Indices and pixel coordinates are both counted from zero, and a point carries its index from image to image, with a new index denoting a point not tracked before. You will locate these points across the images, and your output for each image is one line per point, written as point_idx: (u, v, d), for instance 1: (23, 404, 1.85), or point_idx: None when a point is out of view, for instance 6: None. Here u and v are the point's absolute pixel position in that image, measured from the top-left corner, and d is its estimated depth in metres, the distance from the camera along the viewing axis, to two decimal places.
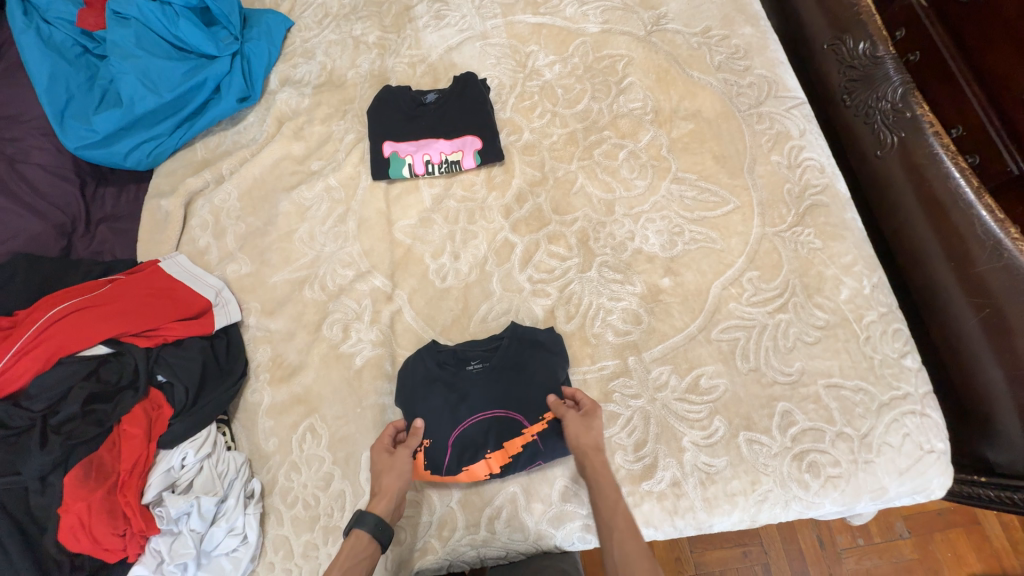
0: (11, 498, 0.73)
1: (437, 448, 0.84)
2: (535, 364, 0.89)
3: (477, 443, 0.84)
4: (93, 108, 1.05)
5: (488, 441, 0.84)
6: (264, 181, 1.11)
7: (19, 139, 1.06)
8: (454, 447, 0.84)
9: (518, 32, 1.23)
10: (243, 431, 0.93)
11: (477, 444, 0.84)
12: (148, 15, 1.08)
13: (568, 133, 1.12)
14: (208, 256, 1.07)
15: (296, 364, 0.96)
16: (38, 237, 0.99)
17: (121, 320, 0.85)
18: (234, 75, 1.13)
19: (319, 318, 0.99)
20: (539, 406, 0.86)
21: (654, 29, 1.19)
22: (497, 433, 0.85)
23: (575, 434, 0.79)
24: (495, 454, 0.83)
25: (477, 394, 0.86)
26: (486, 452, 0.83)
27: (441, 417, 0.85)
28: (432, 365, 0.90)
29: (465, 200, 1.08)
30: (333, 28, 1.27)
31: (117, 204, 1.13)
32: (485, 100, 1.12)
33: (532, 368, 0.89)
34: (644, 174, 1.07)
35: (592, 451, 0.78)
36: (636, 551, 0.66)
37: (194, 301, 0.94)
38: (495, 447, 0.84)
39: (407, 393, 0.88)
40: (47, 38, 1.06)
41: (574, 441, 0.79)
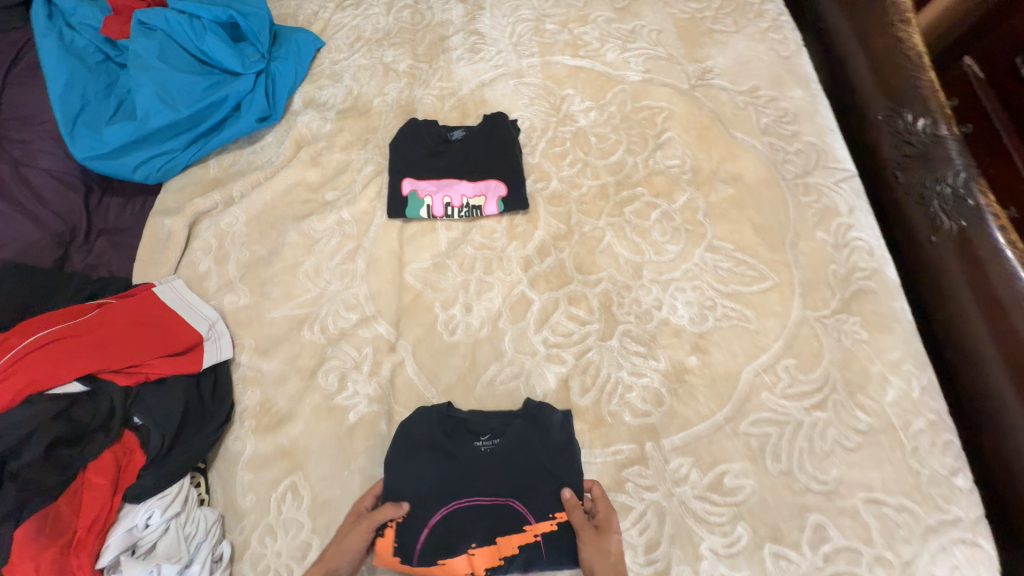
0: None
1: (418, 529, 0.76)
2: (549, 455, 0.81)
3: (463, 532, 0.76)
4: (106, 117, 1.00)
5: (476, 532, 0.76)
6: (274, 207, 1.06)
7: (27, 142, 1.02)
8: (437, 532, 0.76)
9: (554, 73, 1.17)
10: (220, 482, 0.85)
11: (463, 535, 0.76)
12: (174, 28, 1.04)
13: (598, 186, 1.05)
14: (207, 282, 1.00)
15: (284, 413, 0.89)
16: (33, 247, 0.95)
17: (103, 354, 0.79)
18: (257, 93, 1.09)
19: (315, 363, 0.92)
20: (549, 500, 0.78)
21: (698, 83, 1.14)
22: (488, 526, 0.76)
23: (596, 560, 0.72)
24: (481, 551, 0.75)
25: (481, 476, 0.79)
26: (471, 545, 0.75)
27: (434, 492, 0.78)
28: (438, 432, 0.83)
29: (483, 248, 1.01)
30: (364, 53, 1.23)
31: (121, 215, 1.08)
32: (514, 142, 1.06)
33: (546, 460, 0.81)
34: (677, 238, 0.99)
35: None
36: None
37: (184, 334, 0.88)
38: (484, 541, 0.75)
39: (405, 460, 0.80)
40: (68, 43, 1.01)
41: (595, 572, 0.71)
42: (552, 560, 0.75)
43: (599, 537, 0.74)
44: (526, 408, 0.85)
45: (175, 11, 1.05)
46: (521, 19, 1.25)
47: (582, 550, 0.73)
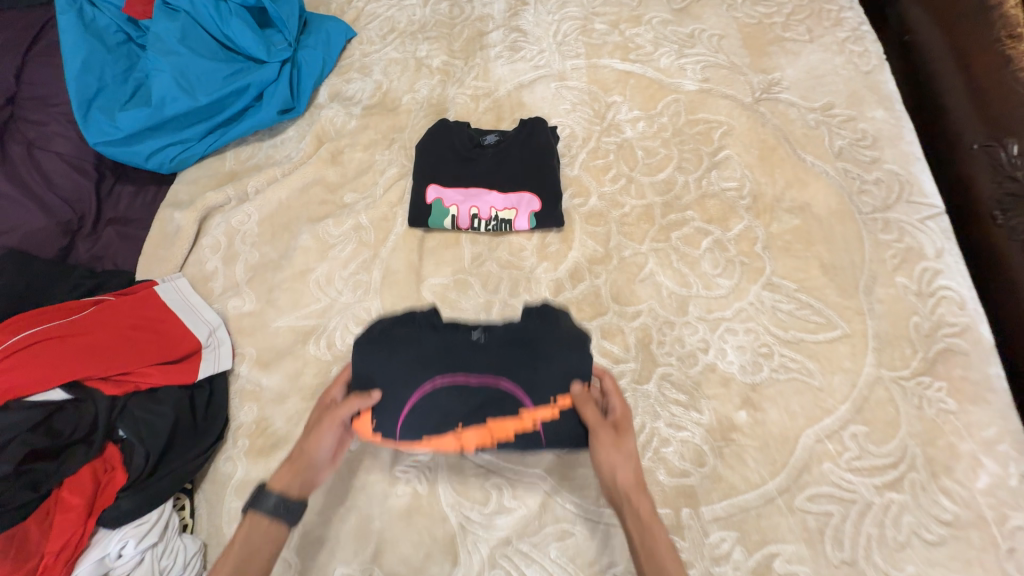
0: None
1: (393, 409, 0.65)
2: (551, 341, 0.68)
3: (448, 413, 0.65)
4: (121, 102, 0.95)
5: (464, 413, 0.66)
6: (289, 206, 0.98)
7: (42, 122, 0.98)
8: (417, 412, 0.65)
9: (601, 77, 1.07)
10: (205, 506, 0.78)
11: (449, 415, 0.65)
12: (199, 10, 0.98)
13: (643, 207, 0.94)
14: (212, 283, 0.93)
15: (280, 436, 0.81)
16: (37, 234, 0.90)
17: (91, 360, 0.73)
18: (280, 83, 1.02)
19: (318, 382, 0.84)
20: (549, 385, 0.66)
21: (763, 97, 1.01)
22: (480, 409, 0.66)
23: (618, 462, 0.62)
24: (470, 431, 0.66)
25: (467, 355, 0.67)
26: (459, 425, 0.66)
27: (411, 371, 0.65)
28: (423, 322, 0.72)
29: (510, 267, 0.91)
30: (396, 45, 1.14)
31: (132, 204, 1.02)
32: (552, 152, 0.96)
33: (545, 341, 0.68)
34: (730, 271, 0.88)
35: (634, 486, 0.61)
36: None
37: (181, 341, 0.81)
38: (474, 422, 0.66)
39: (378, 347, 0.67)
40: (89, 21, 0.96)
41: (610, 477, 0.62)
42: (556, 442, 0.68)
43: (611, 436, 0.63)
44: (528, 312, 0.76)
45: None
46: (567, 17, 1.15)
47: (598, 452, 0.63)
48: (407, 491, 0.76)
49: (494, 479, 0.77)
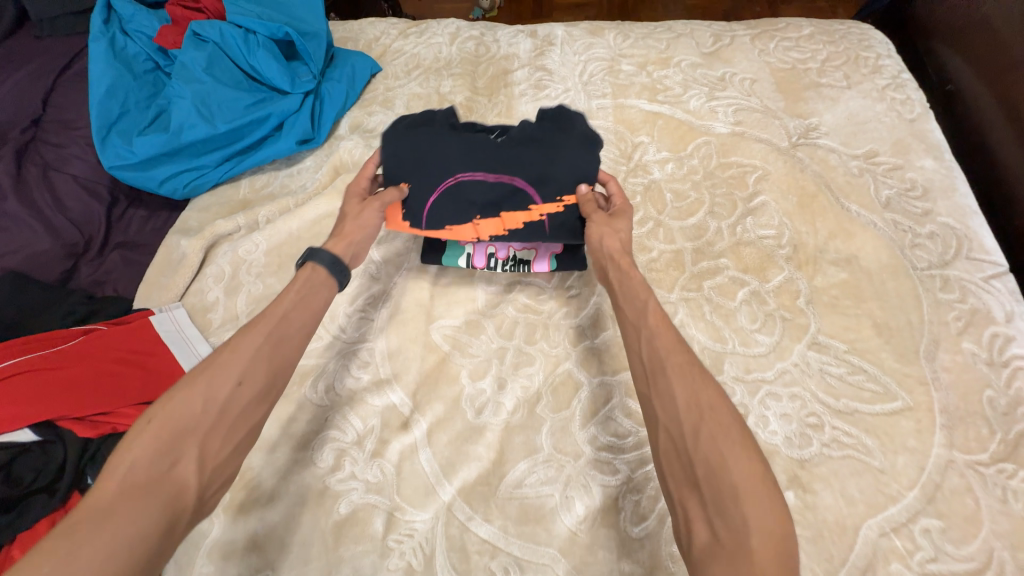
0: None
1: (423, 198, 0.78)
2: (563, 141, 0.76)
3: (468, 205, 0.79)
4: (141, 126, 0.94)
5: (482, 205, 0.79)
6: (299, 237, 0.94)
7: (63, 145, 0.97)
8: (443, 201, 0.78)
9: (628, 117, 1.03)
10: (174, 570, 0.69)
11: (469, 205, 0.79)
12: (227, 41, 0.98)
13: (672, 252, 0.88)
14: (211, 314, 0.87)
15: (265, 491, 0.72)
16: (40, 257, 0.88)
17: (68, 398, 0.67)
18: (302, 114, 1.01)
19: (312, 430, 0.77)
20: (557, 182, 0.77)
21: (801, 142, 0.97)
22: (496, 203, 0.78)
23: (608, 234, 0.72)
24: (486, 222, 0.80)
25: (486, 152, 0.76)
26: (477, 217, 0.79)
27: (440, 164, 0.76)
28: (447, 125, 0.79)
29: (526, 311, 0.85)
30: (420, 81, 1.14)
31: (142, 229, 0.99)
32: (588, 145, 0.76)
33: (556, 143, 0.76)
34: (770, 327, 0.79)
35: (620, 252, 0.70)
36: (660, 318, 0.60)
37: (169, 379, 0.75)
38: (490, 215, 0.79)
39: (409, 137, 0.76)
40: (119, 50, 0.97)
41: (601, 247, 0.72)
42: (559, 235, 0.80)
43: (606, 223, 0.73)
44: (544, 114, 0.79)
45: (231, 24, 0.99)
46: (594, 57, 1.13)
47: (592, 229, 0.73)
48: (400, 565, 0.67)
49: (501, 558, 0.67)
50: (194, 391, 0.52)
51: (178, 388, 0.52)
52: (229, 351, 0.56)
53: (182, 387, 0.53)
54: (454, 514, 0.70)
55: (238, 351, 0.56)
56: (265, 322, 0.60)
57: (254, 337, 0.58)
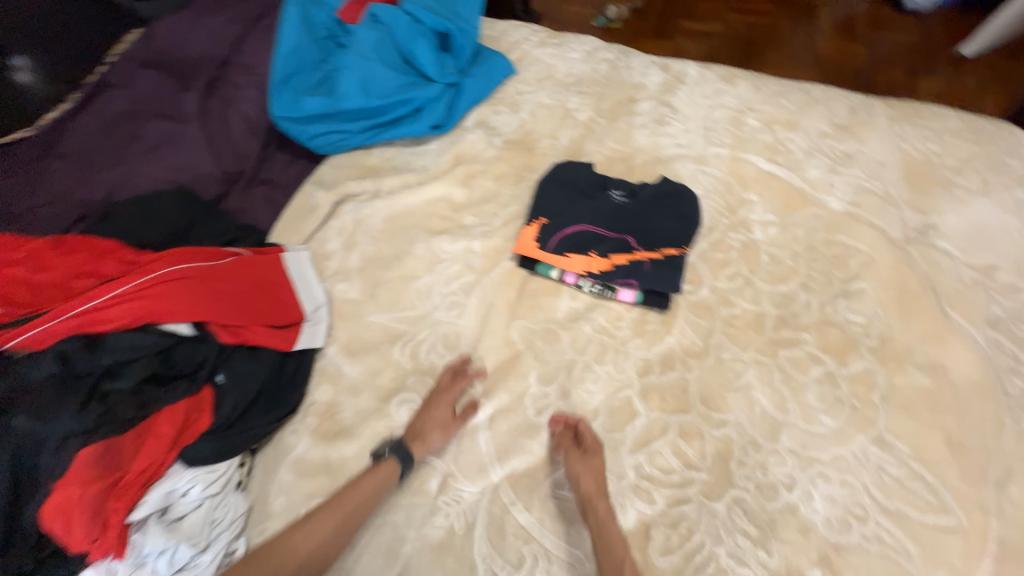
0: (25, 445, 0.65)
1: (551, 233, 0.96)
2: (668, 214, 0.97)
3: (585, 244, 0.94)
4: (309, 86, 1.07)
5: (596, 246, 0.94)
6: (414, 213, 1.05)
7: (240, 86, 1.13)
8: (567, 238, 0.95)
9: (741, 172, 1.06)
10: (261, 470, 0.81)
11: (586, 245, 0.94)
12: (396, 25, 1.09)
13: (755, 313, 0.90)
14: (328, 262, 1.00)
15: (346, 426, 0.83)
16: (204, 178, 1.04)
17: (217, 306, 0.80)
18: (440, 103, 1.11)
19: (393, 387, 0.86)
20: (661, 241, 0.94)
21: (915, 237, 0.96)
22: (608, 246, 0.94)
23: (583, 474, 0.74)
24: (597, 258, 0.93)
25: (608, 213, 0.97)
26: (591, 253, 0.93)
27: (572, 214, 0.97)
28: (581, 186, 1.00)
29: (602, 332, 0.90)
30: (549, 92, 1.21)
31: (282, 171, 1.13)
32: (687, 217, 0.97)
33: (663, 216, 0.97)
34: (836, 411, 0.81)
35: (595, 495, 0.73)
36: None
37: (290, 311, 0.88)
38: (601, 254, 0.93)
39: (553, 193, 1.00)
40: (307, 14, 1.10)
41: (579, 483, 0.74)
42: (656, 277, 0.90)
43: (578, 461, 0.75)
44: (656, 190, 1.00)
45: (403, 11, 1.10)
46: (721, 105, 1.16)
47: (572, 468, 0.75)
48: (444, 525, 0.76)
49: (532, 545, 0.74)
50: (265, 567, 0.65)
51: (255, 561, 0.66)
52: (304, 534, 0.69)
53: (257, 558, 0.66)
54: (499, 495, 0.78)
55: (305, 542, 0.68)
56: (333, 517, 0.71)
57: (321, 530, 0.69)
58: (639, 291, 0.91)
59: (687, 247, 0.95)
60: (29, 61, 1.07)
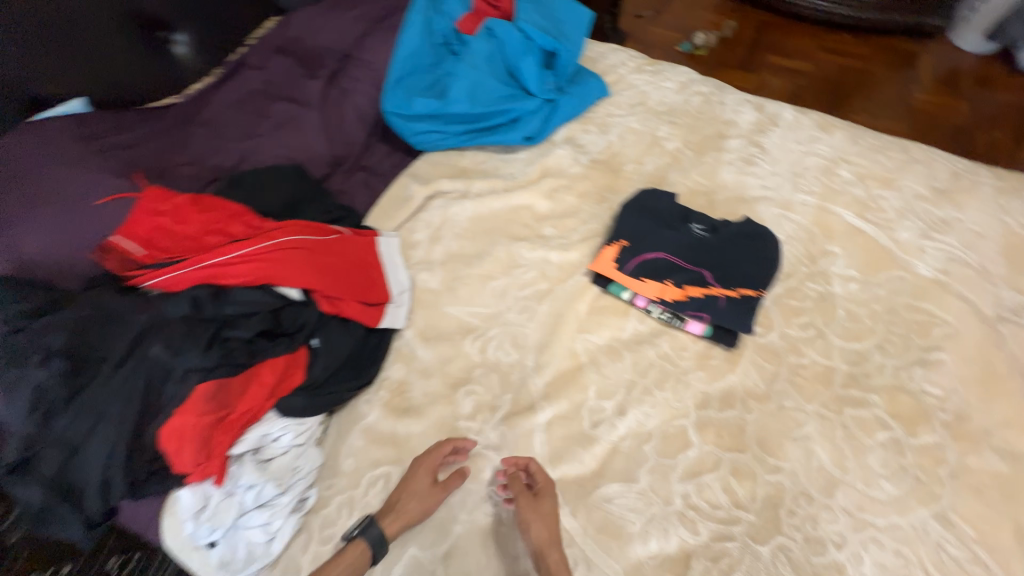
0: (157, 372, 0.75)
1: (630, 255, 0.99)
2: (747, 255, 0.98)
3: (661, 271, 0.97)
4: (422, 88, 1.16)
5: (672, 276, 0.97)
6: (497, 217, 1.11)
7: (358, 80, 1.24)
8: (644, 263, 0.98)
9: (827, 222, 1.05)
10: (335, 433, 0.88)
11: (662, 272, 0.97)
12: (509, 40, 1.17)
13: (824, 366, 0.90)
14: (413, 250, 1.07)
15: (414, 405, 0.90)
16: (315, 158, 1.14)
17: (322, 277, 0.89)
18: (536, 117, 1.18)
19: (460, 376, 0.92)
20: (737, 280, 0.95)
21: (1006, 317, 0.93)
22: (684, 277, 0.96)
23: (534, 522, 0.75)
24: (671, 287, 0.96)
25: (687, 245, 0.99)
26: (665, 282, 0.96)
27: (651, 241, 1.00)
28: (663, 215, 1.04)
29: (665, 359, 0.93)
30: (640, 118, 1.24)
31: (381, 161, 1.24)
32: (767, 260, 0.98)
33: (742, 255, 0.98)
34: (899, 479, 0.80)
35: (546, 544, 0.74)
36: None
37: (379, 291, 0.96)
38: (676, 283, 0.96)
39: (636, 218, 1.03)
40: (429, 22, 1.19)
41: (532, 530, 0.75)
42: (728, 315, 0.92)
43: (530, 506, 0.76)
44: (739, 229, 1.01)
45: (516, 28, 1.18)
46: (813, 152, 1.16)
47: (523, 517, 0.75)
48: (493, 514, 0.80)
49: (574, 550, 0.77)
50: None
51: None
52: None
53: None
54: None
55: None
56: None
57: None
58: (709, 325, 0.93)
59: (763, 290, 0.95)
60: (189, 38, 1.24)
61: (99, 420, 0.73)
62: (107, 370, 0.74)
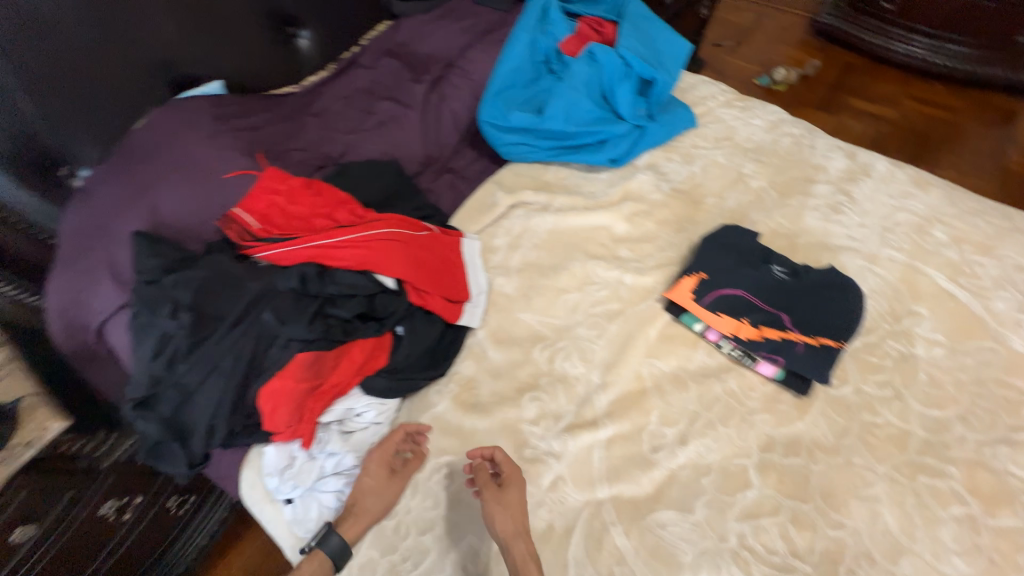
0: (263, 337, 0.83)
1: (708, 289, 1.01)
2: (828, 303, 0.97)
3: (737, 309, 0.98)
4: (519, 103, 1.23)
5: (748, 315, 0.97)
6: (575, 233, 1.15)
7: (458, 88, 1.31)
8: (721, 298, 0.99)
9: (914, 282, 1.03)
10: (405, 414, 0.94)
11: (738, 310, 0.98)
12: (608, 65, 1.21)
13: (900, 429, 0.88)
14: (492, 255, 1.12)
15: (481, 402, 0.93)
16: (411, 156, 1.22)
17: (414, 270, 0.95)
18: (624, 141, 1.22)
19: (527, 382, 0.95)
20: (814, 327, 0.95)
21: None
22: (760, 318, 0.97)
23: (498, 513, 0.75)
24: (747, 325, 0.96)
25: (766, 285, 1.00)
26: (741, 319, 0.97)
27: (730, 276, 1.01)
28: (743, 253, 1.05)
29: (732, 396, 0.93)
30: (726, 153, 1.25)
31: (467, 167, 1.31)
32: (848, 312, 0.97)
33: (822, 303, 0.97)
34: (972, 557, 0.77)
35: (512, 536, 0.73)
36: None
37: (460, 290, 1.01)
38: (752, 322, 0.97)
39: (715, 252, 1.04)
40: (534, 42, 1.26)
41: (496, 518, 0.75)
42: (804, 361, 0.92)
43: (495, 496, 0.77)
44: (821, 276, 1.01)
45: (618, 55, 1.22)
46: (905, 208, 1.13)
47: (487, 509, 0.75)
48: (547, 520, 0.83)
49: (624, 569, 0.79)
50: None
51: None
52: None
53: None
54: (602, 512, 0.83)
55: None
56: None
57: None
58: (781, 369, 0.94)
59: (843, 342, 0.94)
60: (312, 34, 1.36)
61: (212, 372, 0.81)
62: (222, 328, 0.82)
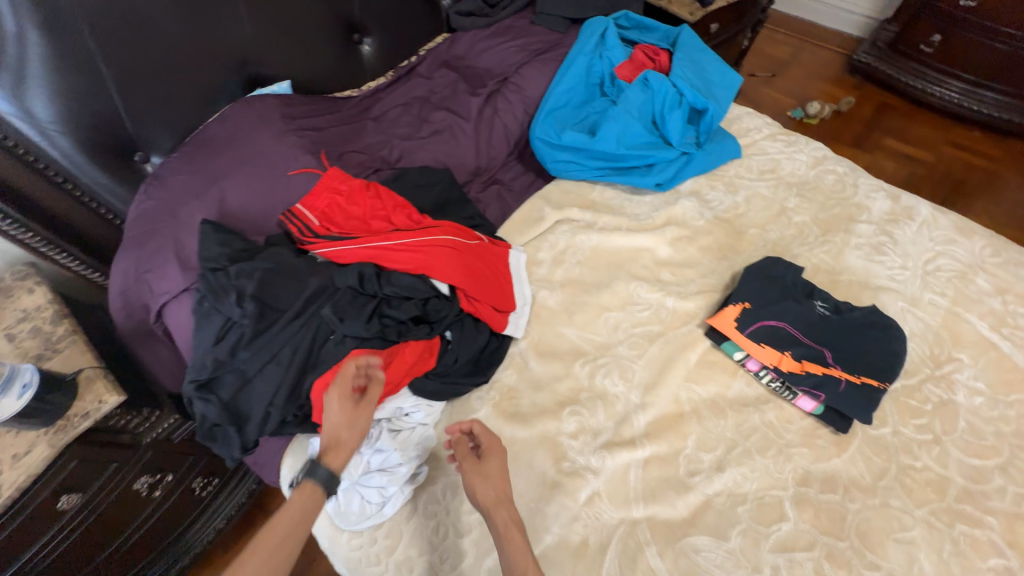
0: (320, 331, 0.87)
1: (755, 318, 1.01)
2: (871, 344, 0.98)
3: (781, 341, 0.99)
4: (572, 122, 1.26)
5: (792, 348, 0.98)
6: (619, 253, 1.17)
7: (511, 104, 1.35)
8: (765, 328, 1.00)
9: (956, 329, 1.04)
10: (446, 416, 0.96)
11: (782, 342, 0.99)
12: (660, 94, 1.25)
13: (938, 474, 0.88)
14: (536, 268, 1.15)
15: (521, 412, 0.95)
16: (462, 166, 1.25)
17: (466, 278, 0.97)
18: (670, 167, 1.25)
19: (567, 396, 0.97)
20: (856, 366, 0.96)
21: None
22: (804, 352, 0.97)
23: (480, 483, 0.77)
24: (789, 358, 0.97)
25: (809, 320, 1.01)
26: (784, 352, 0.98)
27: (776, 308, 1.01)
28: (788, 285, 1.05)
29: (769, 427, 0.94)
30: (770, 185, 1.27)
31: (513, 181, 1.35)
32: (891, 353, 0.97)
33: (864, 342, 0.98)
34: None
35: (495, 504, 0.75)
36: None
37: (506, 300, 1.04)
38: (794, 356, 0.97)
39: (760, 282, 1.06)
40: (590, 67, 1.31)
41: (473, 482, 0.77)
42: (846, 399, 0.92)
43: (473, 467, 0.79)
44: (864, 315, 1.01)
45: (670, 85, 1.26)
46: (948, 254, 1.14)
47: (467, 478, 0.78)
48: (582, 534, 0.83)
49: None
50: None
51: None
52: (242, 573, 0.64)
53: None
54: (636, 531, 0.84)
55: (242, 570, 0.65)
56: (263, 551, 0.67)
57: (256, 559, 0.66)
58: (821, 405, 0.94)
59: (886, 383, 0.95)
60: (375, 42, 1.42)
61: (271, 361, 0.84)
62: (281, 318, 0.86)
